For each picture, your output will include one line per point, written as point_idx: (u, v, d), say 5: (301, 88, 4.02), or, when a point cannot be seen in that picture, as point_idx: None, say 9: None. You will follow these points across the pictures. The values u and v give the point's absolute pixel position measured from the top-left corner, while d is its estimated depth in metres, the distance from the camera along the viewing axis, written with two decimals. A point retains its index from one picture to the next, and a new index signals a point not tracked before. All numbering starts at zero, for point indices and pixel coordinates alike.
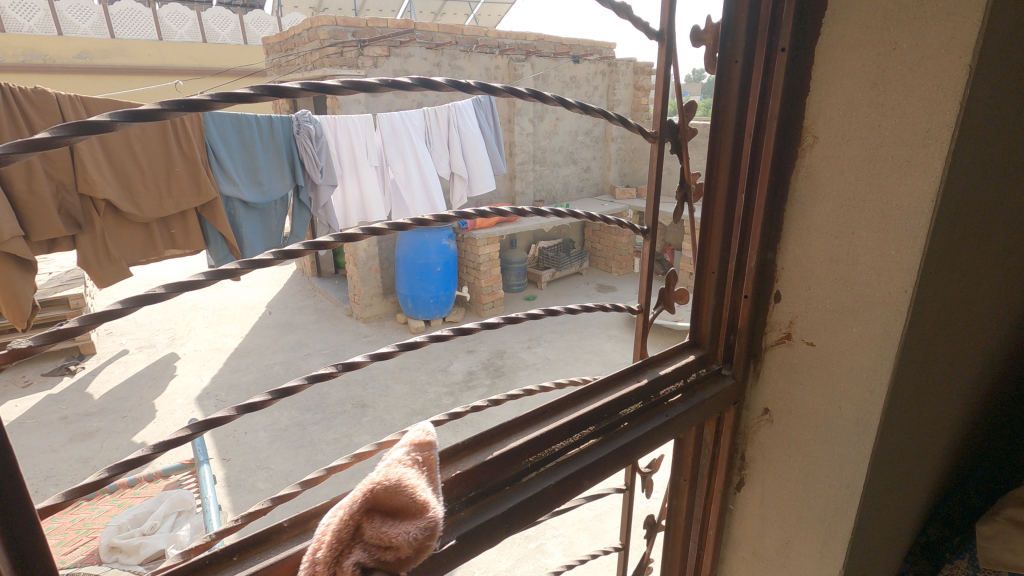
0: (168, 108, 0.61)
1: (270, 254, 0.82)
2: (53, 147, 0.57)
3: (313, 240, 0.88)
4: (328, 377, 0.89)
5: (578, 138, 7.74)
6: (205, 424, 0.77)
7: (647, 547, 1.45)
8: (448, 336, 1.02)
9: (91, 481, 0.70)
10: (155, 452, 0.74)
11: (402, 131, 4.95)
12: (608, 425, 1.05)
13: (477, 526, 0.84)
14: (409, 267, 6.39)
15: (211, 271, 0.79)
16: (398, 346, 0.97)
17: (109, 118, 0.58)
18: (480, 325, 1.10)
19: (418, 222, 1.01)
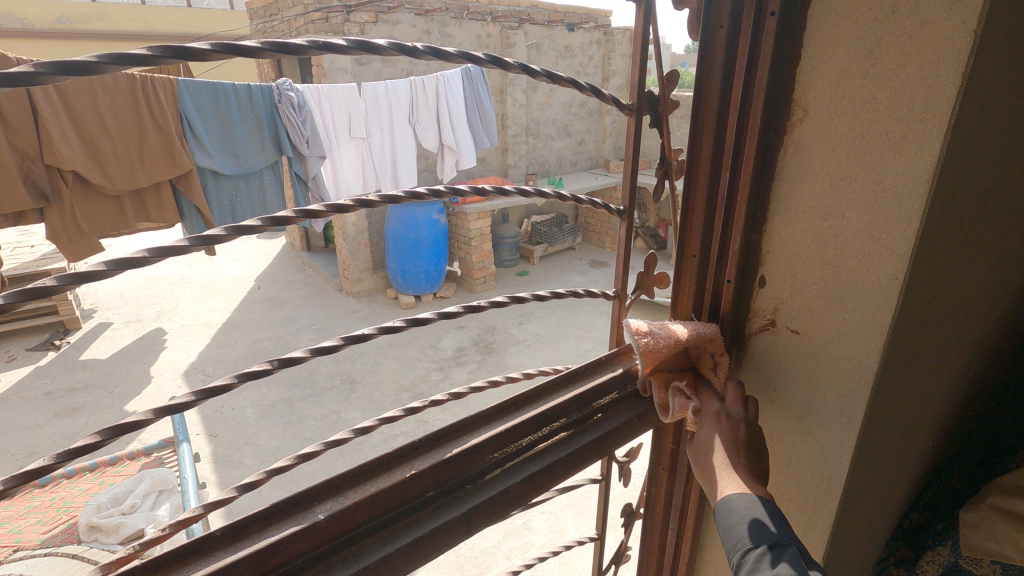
0: (43, 71, 0.53)
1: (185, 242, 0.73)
2: None
3: (236, 224, 0.76)
4: (261, 374, 0.85)
5: (572, 110, 7.58)
6: (116, 429, 0.70)
7: (624, 536, 1.42)
8: (400, 327, 0.97)
9: None
10: (60, 461, 0.67)
11: (385, 103, 4.83)
12: (579, 419, 0.99)
13: (433, 529, 0.78)
14: (398, 242, 6.31)
15: (115, 260, 0.69)
16: (343, 339, 0.93)
17: None
18: (438, 315, 1.04)
19: (362, 204, 0.90)
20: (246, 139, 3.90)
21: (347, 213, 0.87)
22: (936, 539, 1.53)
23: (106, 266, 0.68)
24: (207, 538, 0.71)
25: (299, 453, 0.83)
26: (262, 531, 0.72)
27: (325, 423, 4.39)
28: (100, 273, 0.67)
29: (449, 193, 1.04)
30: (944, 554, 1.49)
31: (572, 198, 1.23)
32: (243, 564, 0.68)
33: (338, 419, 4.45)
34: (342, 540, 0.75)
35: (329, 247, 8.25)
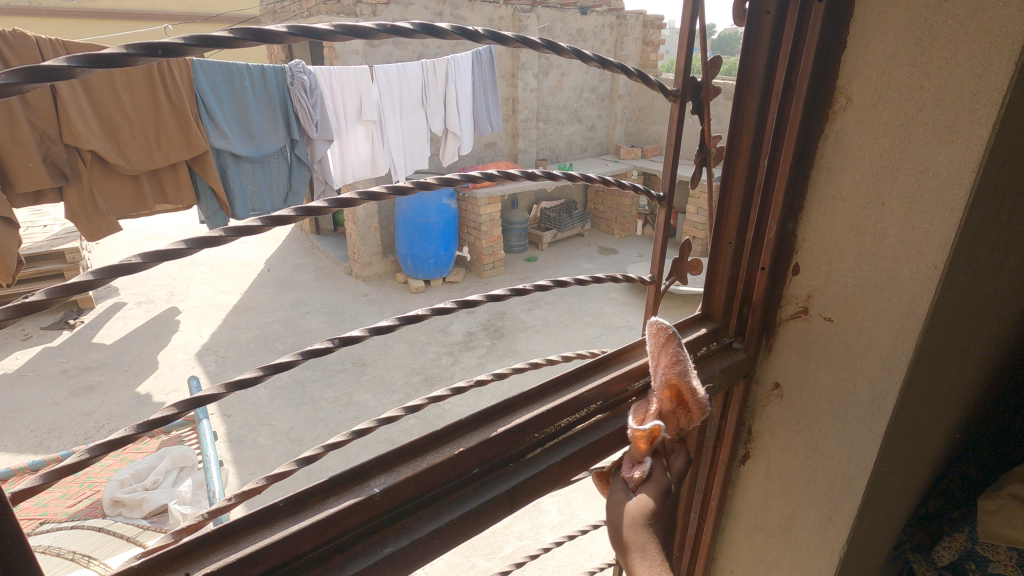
0: (136, 52, 0.53)
1: (258, 220, 0.73)
2: (4, 96, 0.49)
3: (306, 206, 0.78)
4: (325, 352, 0.87)
5: (583, 95, 7.52)
6: (192, 403, 0.71)
7: (647, 516, 1.44)
8: (451, 309, 1.00)
9: (71, 463, 0.61)
10: (138, 433, 0.67)
11: (397, 86, 4.79)
12: (616, 401, 1.02)
13: (479, 505, 0.81)
14: (408, 226, 6.32)
15: (194, 239, 0.70)
16: (398, 319, 0.96)
17: (67, 62, 0.50)
18: (485, 297, 1.06)
19: (418, 185, 0.92)
20: (261, 121, 3.90)
21: (405, 195, 0.90)
22: (953, 526, 1.55)
23: (181, 246, 0.70)
24: (272, 508, 0.72)
25: (355, 428, 0.84)
26: (321, 502, 0.74)
27: (337, 405, 4.45)
28: (179, 252, 0.69)
29: (491, 176, 1.05)
30: (960, 541, 1.51)
31: (608, 182, 1.22)
32: (305, 534, 0.69)
33: (350, 401, 4.51)
34: (395, 513, 0.77)
35: (338, 230, 8.25)
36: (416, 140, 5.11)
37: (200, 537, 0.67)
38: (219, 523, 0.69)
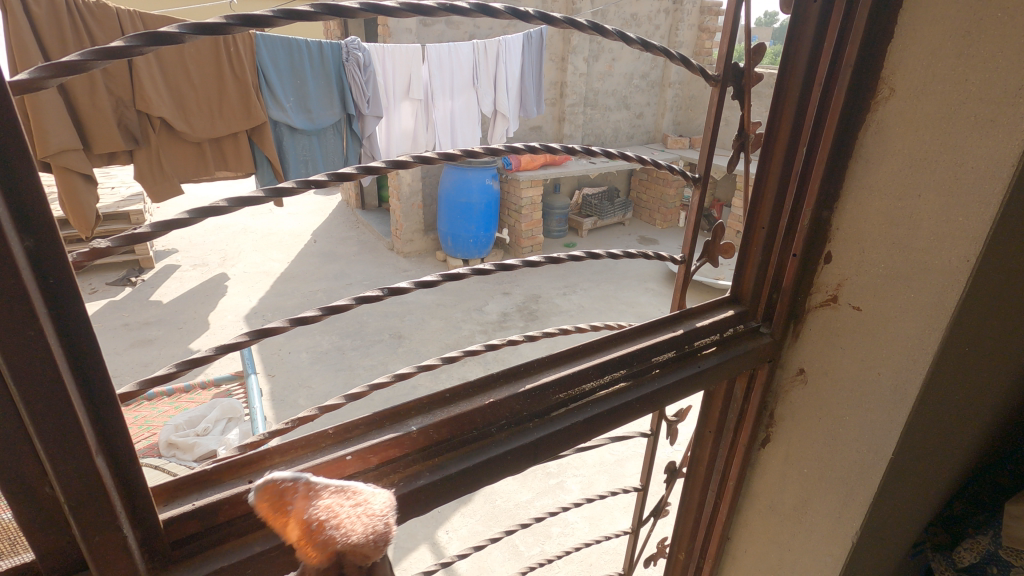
0: (233, 22, 0.62)
1: (326, 175, 0.85)
2: (128, 56, 0.58)
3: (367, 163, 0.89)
4: (375, 299, 0.98)
5: (633, 81, 7.43)
6: (260, 333, 0.82)
7: (665, 491, 1.49)
8: (490, 270, 1.07)
9: (161, 374, 0.77)
10: (216, 354, 0.82)
11: (448, 65, 4.86)
12: (640, 371, 1.07)
13: (505, 451, 0.88)
14: (450, 205, 6.42)
15: (271, 188, 0.82)
16: (441, 277, 1.04)
17: (180, 29, 0.59)
18: (522, 262, 1.13)
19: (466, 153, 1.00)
20: (317, 95, 4.05)
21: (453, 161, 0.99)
22: (976, 529, 1.52)
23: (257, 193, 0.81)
24: (321, 435, 0.79)
25: (401, 372, 0.92)
26: (364, 434, 0.82)
27: (374, 373, 4.64)
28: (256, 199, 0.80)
29: (536, 149, 1.12)
30: (983, 543, 1.48)
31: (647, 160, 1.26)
32: (351, 459, 0.78)
33: (386, 370, 4.69)
34: (430, 451, 0.85)
35: (383, 206, 8.45)
36: (465, 121, 5.17)
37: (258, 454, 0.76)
38: (274, 443, 0.76)
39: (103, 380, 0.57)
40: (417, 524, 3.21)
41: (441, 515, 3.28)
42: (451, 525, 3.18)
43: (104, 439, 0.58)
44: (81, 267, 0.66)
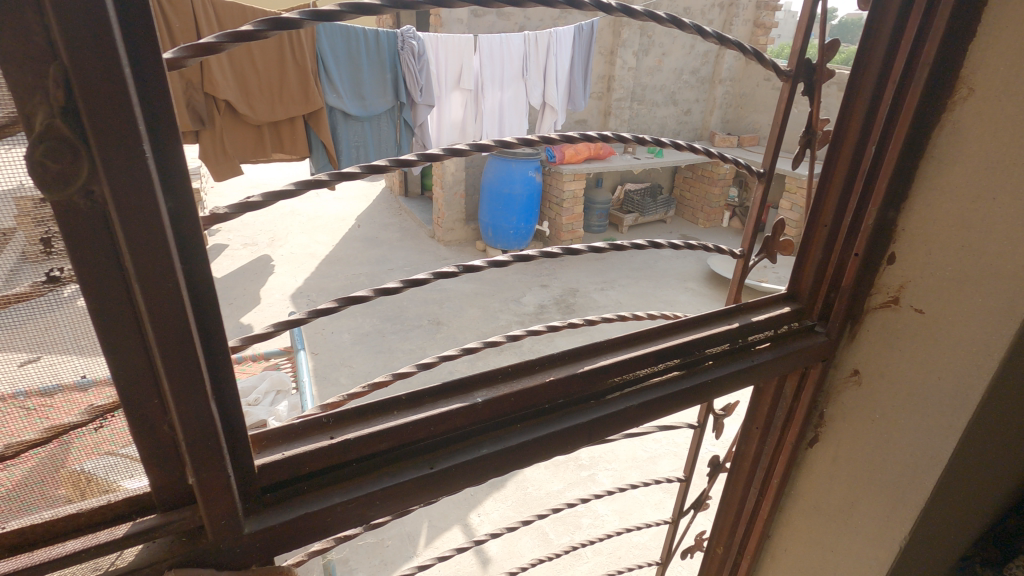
0: (346, 9, 0.66)
1: (416, 157, 0.90)
2: (254, 41, 0.61)
3: (454, 146, 0.95)
4: (451, 275, 1.05)
5: (682, 77, 7.30)
6: (347, 300, 0.93)
7: (707, 484, 1.51)
8: (557, 254, 1.13)
9: (261, 332, 0.86)
10: (308, 317, 0.91)
11: (499, 56, 4.88)
12: (693, 361, 1.09)
13: (560, 429, 0.92)
14: (493, 196, 6.47)
15: (366, 166, 0.86)
16: (511, 257, 1.09)
17: (298, 16, 0.61)
18: (588, 249, 1.19)
19: (545, 140, 1.04)
20: (371, 83, 4.14)
21: (533, 147, 1.03)
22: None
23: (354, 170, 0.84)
24: (394, 400, 0.85)
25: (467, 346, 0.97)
26: (432, 402, 0.86)
27: (412, 357, 4.75)
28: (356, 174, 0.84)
29: (600, 139, 1.13)
30: None
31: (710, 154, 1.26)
32: (420, 425, 0.83)
33: (424, 355, 4.80)
34: (492, 423, 0.90)
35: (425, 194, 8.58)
36: (513, 112, 5.20)
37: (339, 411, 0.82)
38: (349, 405, 0.82)
39: (218, 336, 0.62)
40: (450, 506, 3.30)
41: (474, 498, 3.35)
42: (483, 509, 3.26)
43: (220, 385, 0.65)
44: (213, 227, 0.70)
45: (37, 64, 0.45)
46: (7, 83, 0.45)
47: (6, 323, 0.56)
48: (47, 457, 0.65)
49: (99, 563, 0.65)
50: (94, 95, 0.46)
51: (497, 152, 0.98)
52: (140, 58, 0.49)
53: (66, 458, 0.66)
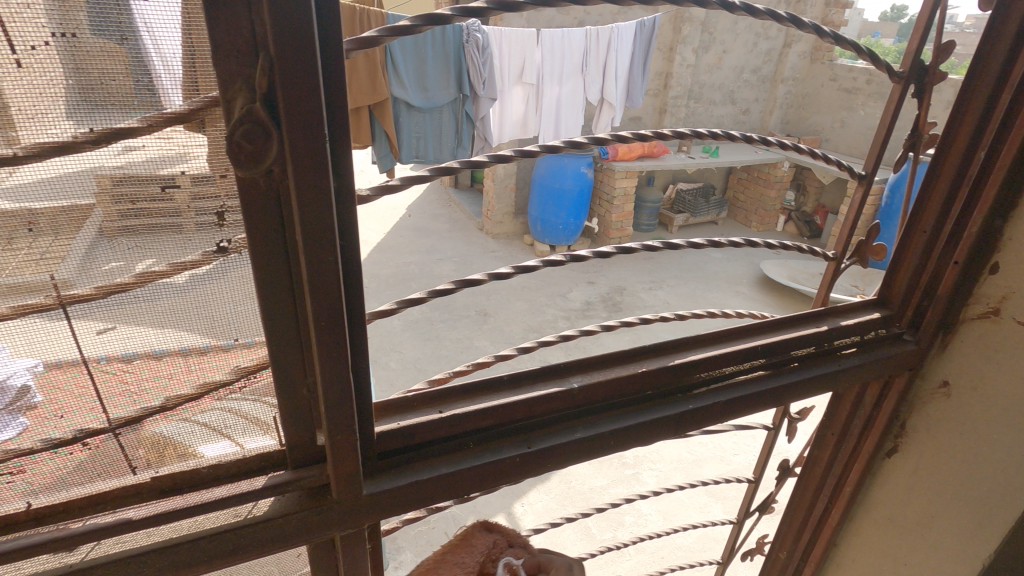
0: (489, 6, 0.69)
1: (538, 148, 1.01)
2: (409, 35, 0.66)
3: (574, 140, 1.03)
4: (559, 263, 1.13)
5: (742, 75, 7.11)
6: (464, 283, 1.08)
7: (774, 487, 1.50)
8: (659, 248, 1.17)
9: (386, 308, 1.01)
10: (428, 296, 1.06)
11: (561, 50, 4.88)
12: (779, 362, 1.10)
13: (651, 420, 0.94)
14: (544, 190, 6.48)
15: (492, 156, 1.02)
16: (616, 249, 1.17)
17: (450, 11, 0.65)
18: (688, 244, 1.22)
19: (657, 134, 1.12)
20: (435, 75, 4.24)
21: (642, 141, 1.12)
22: None
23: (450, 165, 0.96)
24: (495, 380, 0.89)
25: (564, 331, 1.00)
26: (531, 385, 0.90)
27: (460, 346, 4.83)
28: (453, 168, 0.96)
29: (702, 135, 1.16)
30: None
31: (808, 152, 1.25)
32: (520, 405, 0.87)
33: (471, 344, 4.87)
34: (585, 408, 0.93)
35: (474, 187, 8.66)
36: (572, 107, 5.19)
37: (447, 385, 0.88)
38: (456, 381, 0.87)
39: (357, 310, 0.68)
40: (494, 495, 3.35)
41: (518, 489, 3.39)
42: (527, 500, 3.29)
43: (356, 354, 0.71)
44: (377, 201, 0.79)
45: (246, 56, 0.51)
46: (220, 73, 0.51)
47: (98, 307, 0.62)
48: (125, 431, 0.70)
49: (237, 510, 0.73)
50: (292, 87, 0.51)
51: (613, 144, 1.09)
52: (329, 52, 0.54)
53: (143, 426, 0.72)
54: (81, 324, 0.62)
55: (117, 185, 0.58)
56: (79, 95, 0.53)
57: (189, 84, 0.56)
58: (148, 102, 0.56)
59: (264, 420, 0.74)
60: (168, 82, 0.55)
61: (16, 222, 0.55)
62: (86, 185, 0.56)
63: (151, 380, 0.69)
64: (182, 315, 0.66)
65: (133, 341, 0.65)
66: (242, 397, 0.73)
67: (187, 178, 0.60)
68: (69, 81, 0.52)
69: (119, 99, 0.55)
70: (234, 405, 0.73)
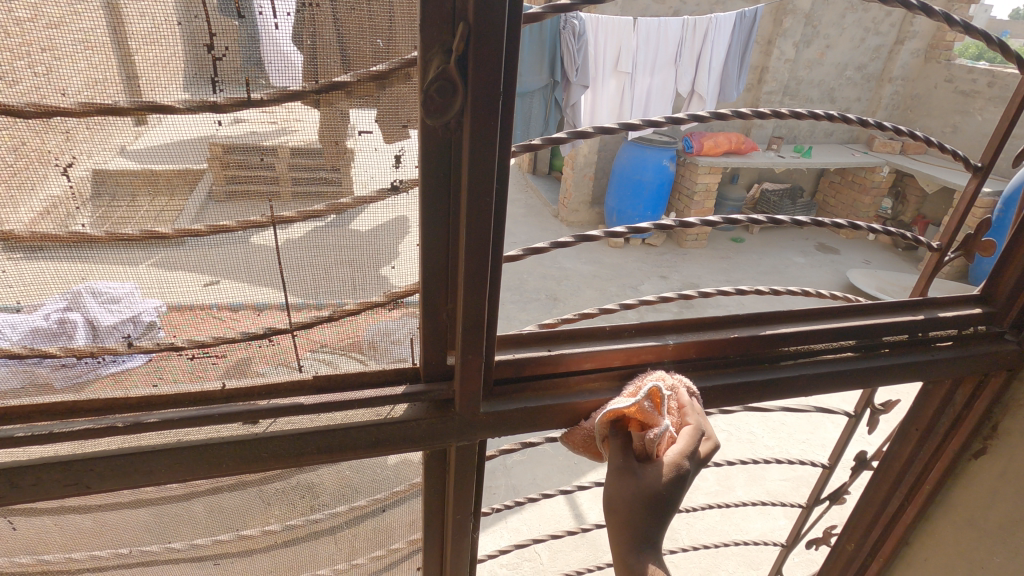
0: None
1: (663, 118, 1.02)
2: (566, 11, 0.76)
3: (695, 114, 1.06)
4: (670, 228, 1.13)
5: (846, 72, 6.72)
6: (582, 238, 1.05)
7: (848, 478, 1.52)
8: (764, 221, 1.19)
9: (513, 254, 0.98)
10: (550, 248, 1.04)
11: (655, 40, 4.84)
12: (869, 346, 1.13)
13: (738, 383, 1.02)
14: (622, 181, 6.44)
15: (621, 123, 1.00)
16: (723, 219, 1.19)
17: None
18: (791, 221, 1.23)
19: (777, 114, 1.11)
20: (529, 61, 4.38)
21: (762, 120, 1.10)
22: None
23: (588, 129, 0.96)
24: (598, 330, 0.99)
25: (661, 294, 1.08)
26: (630, 338, 1.00)
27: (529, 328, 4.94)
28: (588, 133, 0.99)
29: (824, 117, 1.14)
30: None
31: (926, 140, 1.23)
32: (619, 355, 0.97)
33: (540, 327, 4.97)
34: (677, 366, 1.02)
35: (552, 174, 8.70)
36: (662, 98, 5.14)
37: (559, 329, 0.99)
38: (567, 328, 0.98)
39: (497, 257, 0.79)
40: None
41: None
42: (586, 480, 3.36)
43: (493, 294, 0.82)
44: (521, 156, 0.89)
45: (446, 26, 0.64)
46: (425, 39, 0.65)
47: (201, 246, 0.75)
48: (240, 357, 0.84)
49: (377, 410, 0.87)
50: (481, 51, 0.63)
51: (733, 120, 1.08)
52: (512, 27, 0.65)
53: (253, 361, 0.85)
54: (191, 273, 0.75)
55: (228, 153, 0.69)
56: (196, 69, 0.65)
57: (310, 71, 0.68)
58: (257, 76, 0.66)
59: (346, 365, 0.88)
60: (276, 66, 0.66)
61: (142, 181, 0.69)
62: (200, 152, 0.69)
63: (318, 291, 0.81)
64: (264, 273, 0.78)
65: (309, 268, 0.79)
66: (327, 351, 0.87)
67: (286, 150, 0.71)
68: (187, 55, 0.64)
69: (226, 74, 0.65)
70: (321, 356, 0.87)
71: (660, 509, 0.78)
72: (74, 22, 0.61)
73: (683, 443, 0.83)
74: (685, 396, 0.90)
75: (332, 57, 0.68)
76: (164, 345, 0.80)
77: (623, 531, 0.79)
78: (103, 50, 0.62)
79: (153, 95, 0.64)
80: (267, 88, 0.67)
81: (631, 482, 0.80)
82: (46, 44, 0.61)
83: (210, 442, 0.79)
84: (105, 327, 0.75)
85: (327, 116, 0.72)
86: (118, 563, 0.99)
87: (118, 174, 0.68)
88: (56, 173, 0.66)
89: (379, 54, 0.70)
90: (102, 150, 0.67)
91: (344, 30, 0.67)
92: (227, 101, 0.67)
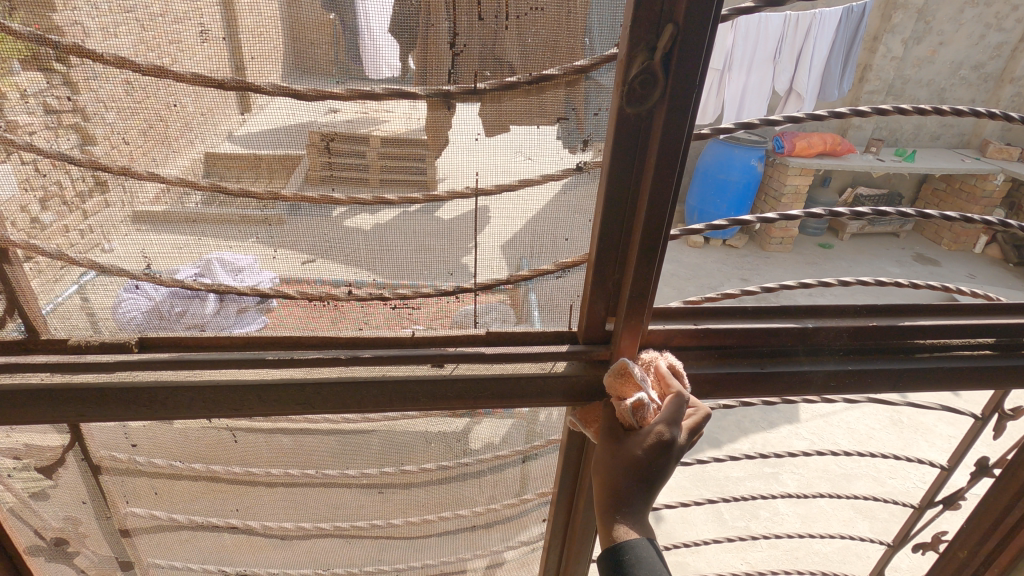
0: None
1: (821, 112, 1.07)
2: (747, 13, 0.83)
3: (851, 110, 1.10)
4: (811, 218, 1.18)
5: (960, 71, 6.28)
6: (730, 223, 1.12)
7: (965, 484, 1.50)
8: (903, 215, 1.21)
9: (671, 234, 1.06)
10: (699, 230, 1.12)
11: (754, 36, 4.76)
12: (1010, 346, 1.13)
13: (874, 369, 1.07)
14: (706, 179, 6.33)
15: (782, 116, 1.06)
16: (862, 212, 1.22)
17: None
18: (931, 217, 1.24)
19: (930, 111, 1.12)
20: None
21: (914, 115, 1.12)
22: None
23: (756, 120, 1.02)
24: (741, 309, 1.07)
25: (798, 282, 1.14)
26: (770, 319, 1.08)
27: None
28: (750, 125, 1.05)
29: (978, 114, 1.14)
30: None
31: None
32: (760, 333, 1.05)
33: None
34: (814, 348, 1.08)
35: None
36: (758, 96, 5.03)
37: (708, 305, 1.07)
38: (713, 304, 1.07)
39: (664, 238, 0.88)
40: None
41: None
42: None
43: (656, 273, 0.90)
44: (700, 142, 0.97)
45: (653, 29, 0.73)
46: (631, 38, 0.73)
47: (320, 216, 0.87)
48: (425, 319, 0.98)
49: (541, 365, 0.99)
50: (685, 52, 0.72)
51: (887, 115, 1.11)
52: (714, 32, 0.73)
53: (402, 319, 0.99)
54: (289, 250, 0.87)
55: (326, 141, 0.82)
56: (296, 63, 0.77)
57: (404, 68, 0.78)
58: (343, 72, 0.78)
59: (513, 334, 1.00)
60: (370, 63, 0.77)
61: (247, 163, 0.82)
62: (300, 138, 0.81)
63: (497, 261, 0.94)
64: (355, 253, 0.90)
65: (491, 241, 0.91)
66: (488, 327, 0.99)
67: (378, 139, 0.83)
68: (289, 51, 0.76)
69: (324, 66, 0.77)
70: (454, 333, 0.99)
71: (640, 471, 0.84)
72: (194, 15, 0.70)
73: (665, 410, 0.87)
74: (663, 367, 0.95)
75: (442, 63, 0.78)
76: (373, 296, 0.95)
77: (604, 492, 0.86)
78: (218, 43, 0.73)
79: (258, 81, 0.77)
80: (350, 85, 0.79)
81: (619, 449, 0.88)
82: (172, 38, 0.72)
83: (408, 378, 0.94)
84: (229, 288, 0.91)
85: (434, 114, 0.82)
86: (304, 481, 1.16)
87: (230, 157, 0.81)
88: (181, 152, 0.80)
89: (487, 69, 0.79)
90: (214, 135, 0.79)
91: (456, 37, 0.77)
92: (459, 90, 0.80)
